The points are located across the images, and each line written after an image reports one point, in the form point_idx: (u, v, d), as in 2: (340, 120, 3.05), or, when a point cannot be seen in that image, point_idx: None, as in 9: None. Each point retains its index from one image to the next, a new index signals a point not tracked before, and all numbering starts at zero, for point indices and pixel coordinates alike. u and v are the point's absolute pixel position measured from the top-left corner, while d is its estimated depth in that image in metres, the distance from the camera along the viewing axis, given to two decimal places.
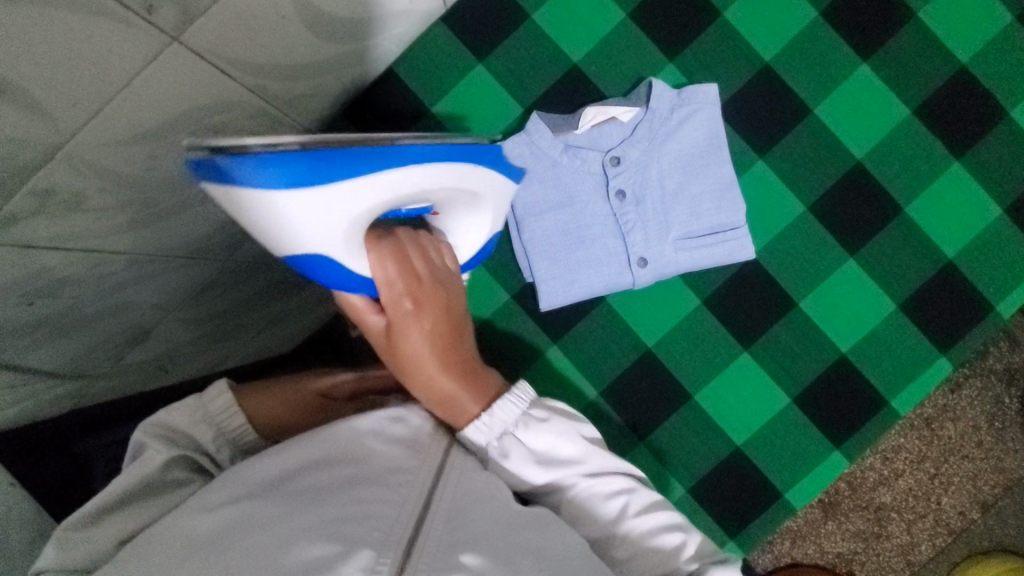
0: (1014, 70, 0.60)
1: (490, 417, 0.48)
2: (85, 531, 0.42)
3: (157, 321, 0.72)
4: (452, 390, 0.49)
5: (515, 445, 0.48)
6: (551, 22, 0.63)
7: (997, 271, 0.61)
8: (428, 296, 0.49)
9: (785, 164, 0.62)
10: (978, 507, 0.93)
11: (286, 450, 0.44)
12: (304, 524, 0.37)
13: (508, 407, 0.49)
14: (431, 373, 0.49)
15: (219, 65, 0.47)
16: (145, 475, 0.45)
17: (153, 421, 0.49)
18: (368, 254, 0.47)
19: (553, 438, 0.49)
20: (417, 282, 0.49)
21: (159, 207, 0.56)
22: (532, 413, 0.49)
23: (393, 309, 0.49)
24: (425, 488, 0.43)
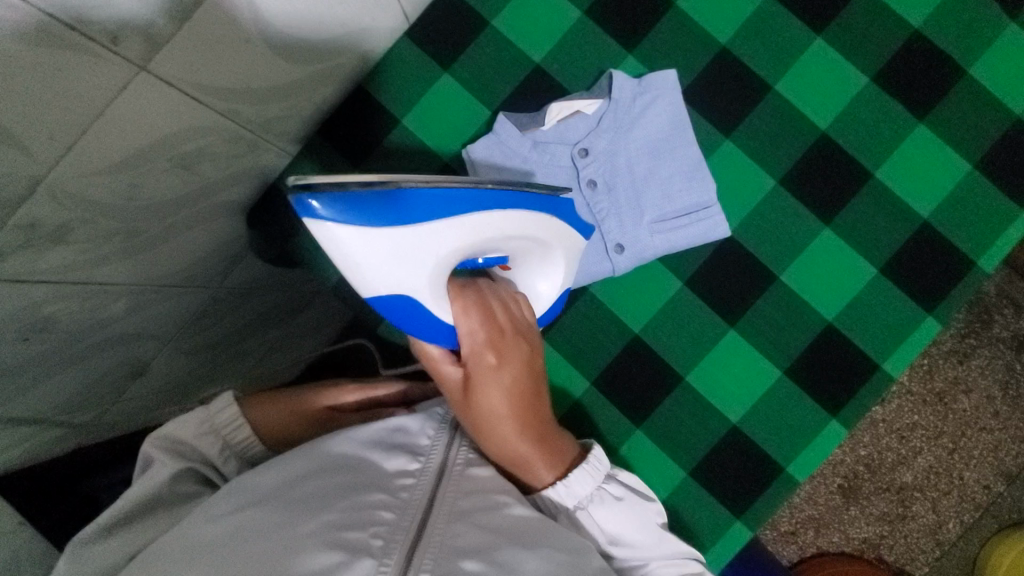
0: (967, 29, 0.61)
1: (566, 489, 0.50)
2: (94, 547, 0.44)
3: (155, 351, 0.73)
4: (530, 451, 0.50)
5: (591, 520, 0.51)
6: (511, 26, 0.65)
7: (974, 227, 0.61)
8: (508, 351, 0.51)
9: (752, 141, 0.63)
10: (1003, 479, 0.92)
11: (288, 460, 0.45)
12: (307, 530, 0.38)
13: (588, 485, 0.51)
14: (508, 433, 0.49)
15: (189, 92, 0.49)
16: (150, 491, 0.47)
17: (162, 435, 0.52)
18: (452, 303, 0.50)
19: (626, 519, 0.51)
20: (499, 336, 0.51)
21: (145, 235, 0.57)
22: (607, 489, 0.52)
23: (474, 363, 0.50)
24: (426, 493, 0.44)
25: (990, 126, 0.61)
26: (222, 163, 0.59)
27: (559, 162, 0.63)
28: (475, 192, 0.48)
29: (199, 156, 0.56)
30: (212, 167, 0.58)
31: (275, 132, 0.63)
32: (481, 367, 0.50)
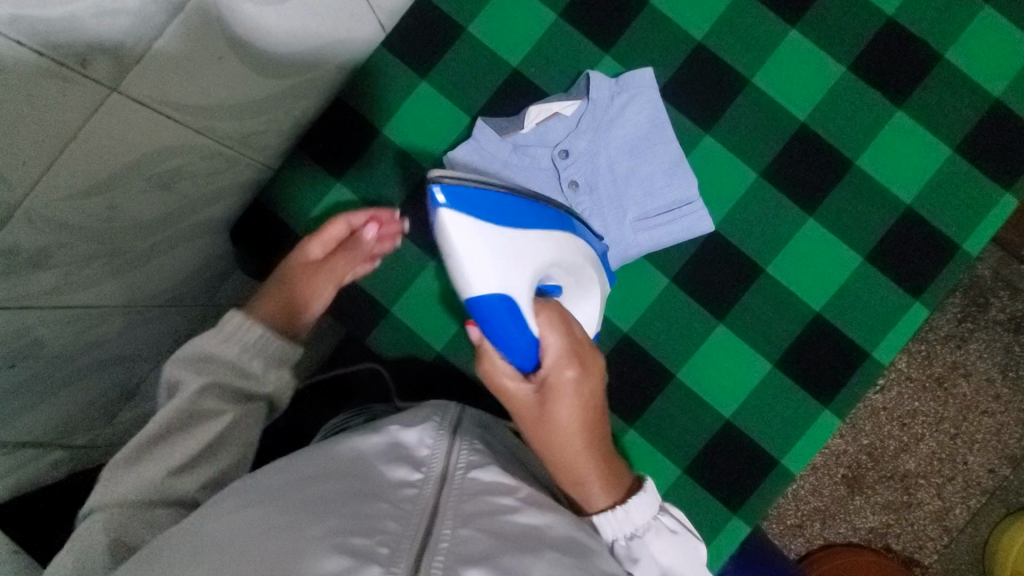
0: (941, 13, 0.61)
1: (623, 514, 0.50)
2: (129, 469, 0.46)
3: (144, 373, 0.72)
4: (591, 473, 0.51)
5: (645, 551, 0.49)
6: (487, 32, 0.66)
7: (958, 211, 0.61)
8: (586, 369, 0.52)
9: (732, 135, 0.63)
10: (1008, 462, 0.91)
11: (291, 468, 0.43)
12: (315, 533, 0.35)
13: (645, 514, 0.50)
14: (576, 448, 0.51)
15: (163, 112, 0.49)
16: (180, 408, 0.48)
17: (184, 351, 0.51)
18: (537, 314, 0.50)
19: (680, 557, 0.49)
20: (579, 350, 0.52)
21: (127, 255, 0.57)
22: (663, 522, 0.51)
23: (554, 375, 0.51)
24: (431, 501, 0.42)
25: (968, 109, 0.61)
26: (201, 180, 0.59)
27: (540, 165, 0.63)
28: (556, 215, 0.53)
29: (177, 174, 0.56)
30: (191, 185, 0.58)
31: (255, 147, 0.64)
32: (563, 380, 0.51)
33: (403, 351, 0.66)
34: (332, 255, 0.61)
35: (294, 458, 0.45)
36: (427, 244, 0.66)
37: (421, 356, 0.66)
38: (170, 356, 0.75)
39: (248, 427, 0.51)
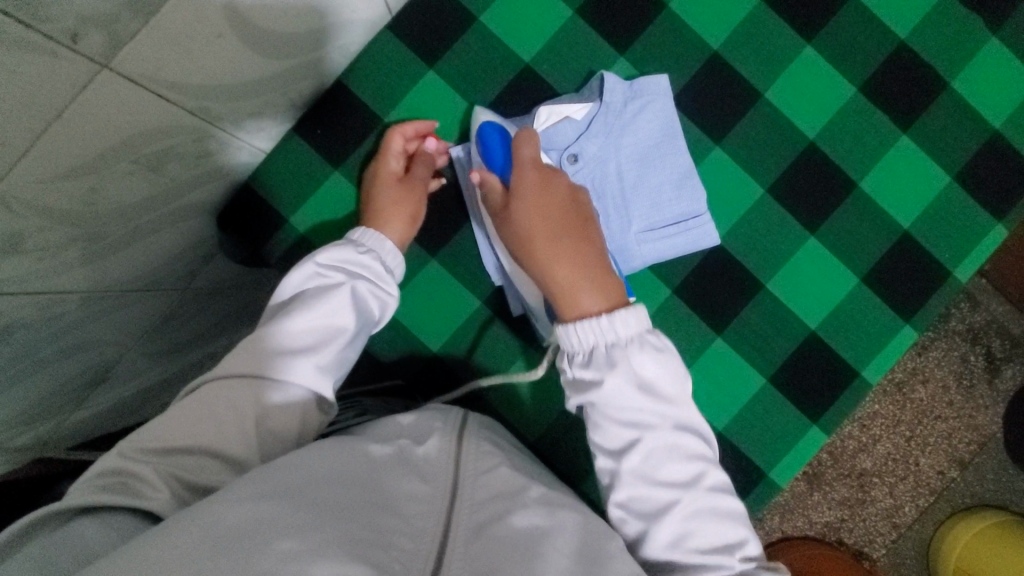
0: (951, 41, 0.62)
1: (605, 322, 0.49)
2: (270, 342, 0.49)
3: (117, 361, 0.68)
4: (580, 278, 0.52)
5: (624, 360, 0.48)
6: (499, 23, 0.63)
7: (951, 238, 0.62)
8: (552, 173, 0.56)
9: (742, 148, 0.62)
10: (956, 465, 0.96)
11: (301, 463, 0.40)
12: (337, 536, 0.33)
13: (631, 328, 0.49)
14: (544, 238, 0.53)
15: (154, 90, 0.45)
16: (333, 291, 0.52)
17: (325, 255, 0.55)
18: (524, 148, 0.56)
19: (662, 372, 0.48)
20: (545, 165, 0.56)
21: (107, 240, 0.53)
22: (649, 338, 0.49)
23: (522, 181, 0.55)
24: (444, 512, 0.40)
25: (969, 138, 0.62)
26: (189, 163, 0.56)
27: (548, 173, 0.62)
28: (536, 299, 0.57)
29: (165, 156, 0.52)
30: (179, 167, 0.55)
31: (249, 128, 0.60)
32: (528, 179, 0.55)
33: (397, 350, 0.64)
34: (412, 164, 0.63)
35: (305, 450, 0.42)
36: (427, 241, 0.64)
37: (415, 356, 0.64)
38: (144, 343, 0.71)
39: (358, 342, 0.54)
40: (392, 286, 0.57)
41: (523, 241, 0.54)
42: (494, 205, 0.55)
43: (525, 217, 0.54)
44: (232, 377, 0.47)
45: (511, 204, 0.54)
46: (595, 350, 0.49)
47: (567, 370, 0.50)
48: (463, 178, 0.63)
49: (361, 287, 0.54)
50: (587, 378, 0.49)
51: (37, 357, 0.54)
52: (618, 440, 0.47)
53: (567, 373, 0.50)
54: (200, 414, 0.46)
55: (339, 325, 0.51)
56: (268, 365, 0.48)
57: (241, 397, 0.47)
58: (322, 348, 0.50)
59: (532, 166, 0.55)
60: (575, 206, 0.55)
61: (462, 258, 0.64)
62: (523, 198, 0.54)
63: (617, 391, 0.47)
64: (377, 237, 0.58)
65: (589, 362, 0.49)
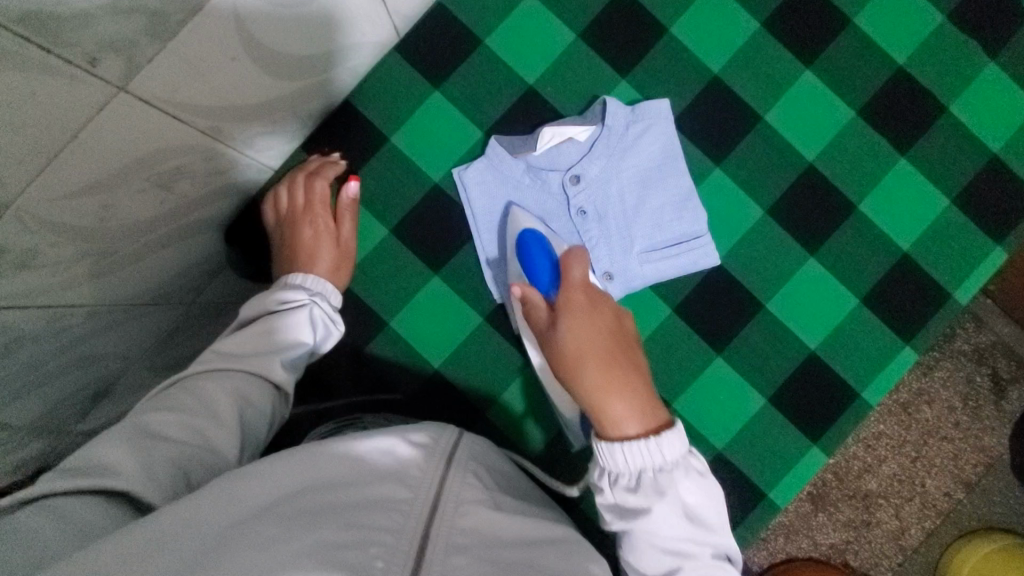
0: (948, 67, 0.63)
1: (653, 446, 0.44)
2: (235, 346, 0.53)
3: (122, 374, 0.69)
4: (628, 409, 0.47)
5: (670, 487, 0.44)
6: (504, 46, 0.65)
7: (951, 260, 0.63)
8: (602, 306, 0.53)
9: (742, 170, 0.63)
10: (963, 487, 0.95)
11: (276, 472, 0.39)
12: (303, 549, 0.33)
13: (668, 409, 0.45)
14: (587, 357, 0.49)
15: (169, 112, 0.47)
16: (289, 311, 0.55)
17: (297, 278, 0.59)
18: (573, 272, 0.54)
19: (703, 495, 0.44)
20: (594, 294, 0.54)
21: (117, 256, 0.54)
22: (693, 464, 0.45)
23: (568, 308, 0.52)
24: (423, 513, 0.38)
25: (967, 161, 0.63)
26: (199, 181, 0.57)
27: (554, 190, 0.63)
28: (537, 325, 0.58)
29: (177, 174, 0.53)
30: (190, 185, 0.56)
31: (258, 147, 0.61)
32: (575, 306, 0.52)
33: (400, 365, 0.65)
34: (312, 205, 0.63)
35: (275, 459, 0.40)
36: (430, 258, 0.65)
37: (418, 372, 0.65)
38: (150, 356, 0.72)
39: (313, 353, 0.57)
40: (335, 325, 0.58)
41: (573, 366, 0.50)
42: (539, 323, 0.54)
43: (577, 341, 0.50)
44: (211, 370, 0.51)
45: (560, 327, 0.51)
46: (640, 471, 0.45)
47: (602, 483, 0.46)
48: (465, 197, 0.64)
49: (302, 315, 0.55)
50: (619, 456, 0.45)
51: (48, 369, 0.55)
52: (656, 565, 0.43)
53: (604, 494, 0.46)
54: (186, 399, 0.48)
55: (276, 347, 0.53)
56: (234, 365, 0.51)
57: (220, 386, 0.49)
58: (260, 367, 0.52)
59: (581, 289, 0.54)
60: (622, 334, 0.52)
61: (465, 275, 0.65)
62: (576, 311, 0.52)
63: (659, 516, 0.43)
64: (317, 280, 0.59)
65: (633, 484, 0.45)
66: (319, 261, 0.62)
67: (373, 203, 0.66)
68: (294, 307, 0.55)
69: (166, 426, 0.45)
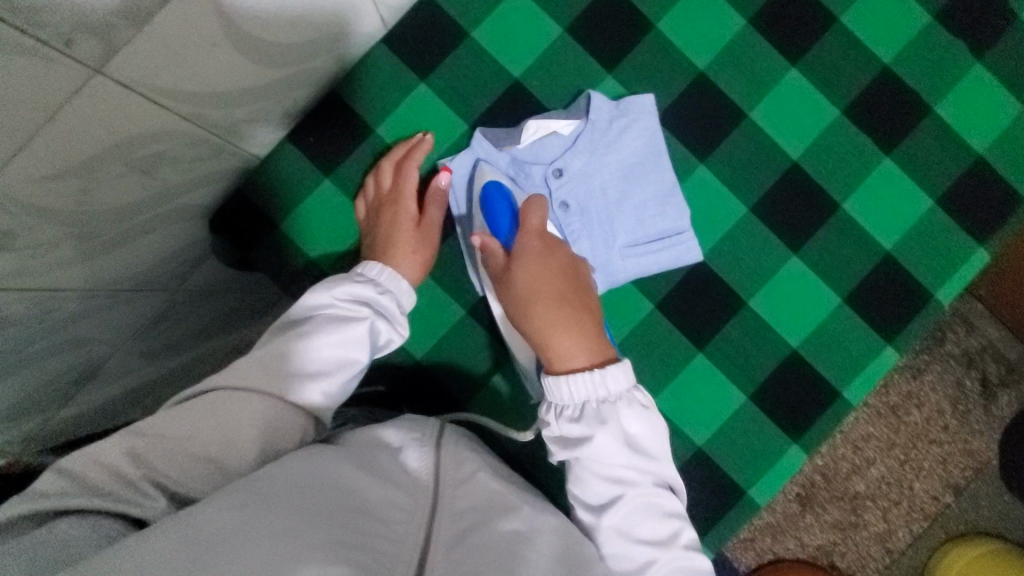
0: (934, 67, 0.63)
1: (598, 379, 0.50)
2: (290, 355, 0.51)
3: (106, 360, 0.69)
4: (577, 345, 0.53)
5: (613, 416, 0.49)
6: (491, 39, 0.65)
7: (934, 260, 0.63)
8: (555, 249, 0.58)
9: (726, 167, 0.63)
10: (950, 491, 0.95)
11: (278, 473, 0.41)
12: (318, 543, 0.34)
13: (622, 383, 0.50)
14: (540, 314, 0.54)
15: (148, 96, 0.46)
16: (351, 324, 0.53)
17: (335, 284, 0.55)
18: (531, 219, 0.58)
19: (646, 428, 0.50)
20: (549, 240, 0.58)
21: (98, 240, 0.54)
22: (635, 397, 0.51)
23: (522, 245, 0.57)
24: (423, 514, 0.42)
25: (952, 162, 0.63)
26: (182, 167, 0.57)
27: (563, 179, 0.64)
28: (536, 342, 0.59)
29: (159, 160, 0.53)
30: (172, 171, 0.56)
31: (243, 135, 0.61)
32: (528, 254, 0.56)
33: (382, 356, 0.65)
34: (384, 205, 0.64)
35: (282, 463, 0.42)
36: None
37: (400, 364, 0.65)
38: (134, 343, 0.72)
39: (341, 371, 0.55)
40: (360, 347, 0.53)
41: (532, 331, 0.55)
42: (494, 265, 0.57)
43: (533, 321, 0.55)
44: (234, 394, 0.48)
45: (512, 265, 0.56)
46: (585, 402, 0.51)
47: (548, 416, 0.52)
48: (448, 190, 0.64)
49: (363, 328, 0.53)
50: (574, 428, 0.50)
51: (28, 351, 0.55)
52: (600, 494, 0.50)
53: (551, 427, 0.52)
54: (205, 423, 0.47)
55: (330, 364, 0.52)
56: (273, 384, 0.49)
57: (242, 412, 0.47)
58: (294, 393, 0.50)
59: (537, 234, 0.58)
60: (576, 278, 0.57)
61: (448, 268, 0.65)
62: (520, 274, 0.56)
63: (602, 443, 0.49)
64: (393, 277, 0.59)
65: (577, 415, 0.51)
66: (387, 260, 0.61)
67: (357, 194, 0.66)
68: (356, 318, 0.54)
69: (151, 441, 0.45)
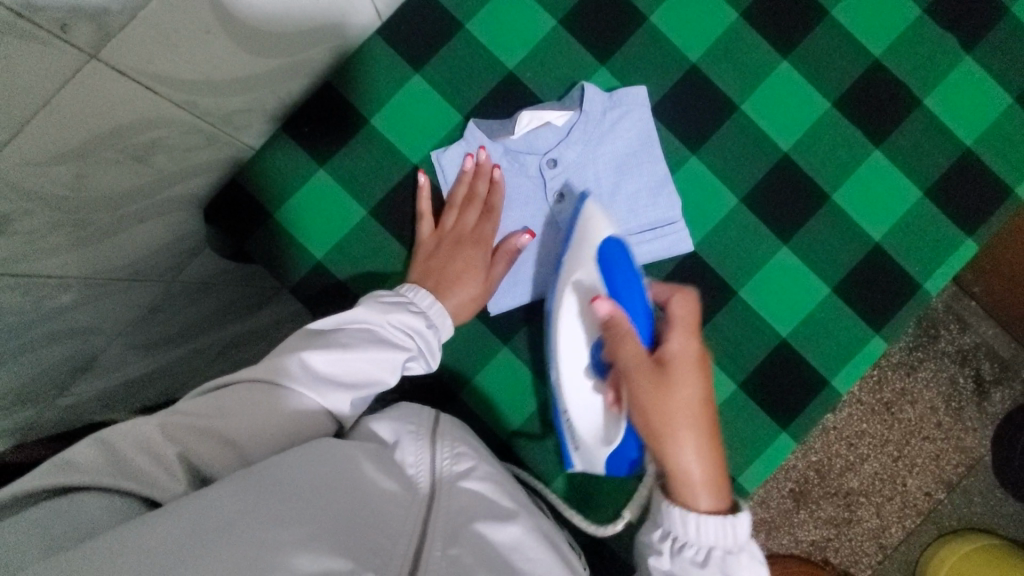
0: (923, 61, 0.64)
1: (728, 521, 0.45)
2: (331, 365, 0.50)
3: (100, 350, 0.69)
4: (707, 468, 0.47)
5: (734, 570, 0.44)
6: (485, 31, 0.65)
7: (923, 252, 0.63)
8: (703, 366, 0.50)
9: (717, 158, 0.64)
10: (944, 487, 0.96)
11: (276, 464, 0.41)
12: (320, 531, 0.35)
13: (747, 535, 0.45)
14: (684, 445, 0.47)
15: (141, 82, 0.47)
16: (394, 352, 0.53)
17: (387, 303, 0.56)
18: (676, 318, 0.52)
19: (755, 575, 0.45)
20: (702, 352, 0.51)
21: (93, 229, 0.54)
22: (750, 546, 0.45)
23: (676, 355, 0.50)
24: (422, 511, 0.42)
25: (940, 155, 0.64)
26: (176, 156, 0.57)
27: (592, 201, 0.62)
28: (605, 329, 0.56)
29: (153, 147, 0.53)
30: (166, 159, 0.56)
31: (237, 125, 0.62)
32: (684, 366, 0.49)
33: None
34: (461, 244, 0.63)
35: (283, 455, 0.42)
36: (409, 240, 0.66)
37: None
38: (129, 334, 0.72)
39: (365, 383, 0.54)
40: (392, 373, 0.53)
41: (654, 439, 0.48)
42: (628, 359, 0.50)
43: (660, 434, 0.47)
44: (260, 385, 0.48)
45: (665, 364, 0.49)
46: (710, 547, 0.45)
47: (663, 546, 0.46)
48: (443, 178, 0.66)
49: (401, 358, 0.54)
50: (693, 572, 0.44)
51: (23, 338, 0.55)
52: None
53: (660, 556, 0.46)
54: (223, 411, 0.46)
55: (359, 383, 0.52)
56: (308, 387, 0.49)
57: (264, 404, 0.47)
58: (324, 398, 0.50)
59: (685, 346, 0.51)
60: (715, 415, 0.50)
61: None
62: (675, 381, 0.49)
63: None
64: (441, 313, 0.59)
65: (699, 558, 0.44)
66: (458, 292, 0.61)
67: (352, 184, 0.66)
68: (401, 347, 0.54)
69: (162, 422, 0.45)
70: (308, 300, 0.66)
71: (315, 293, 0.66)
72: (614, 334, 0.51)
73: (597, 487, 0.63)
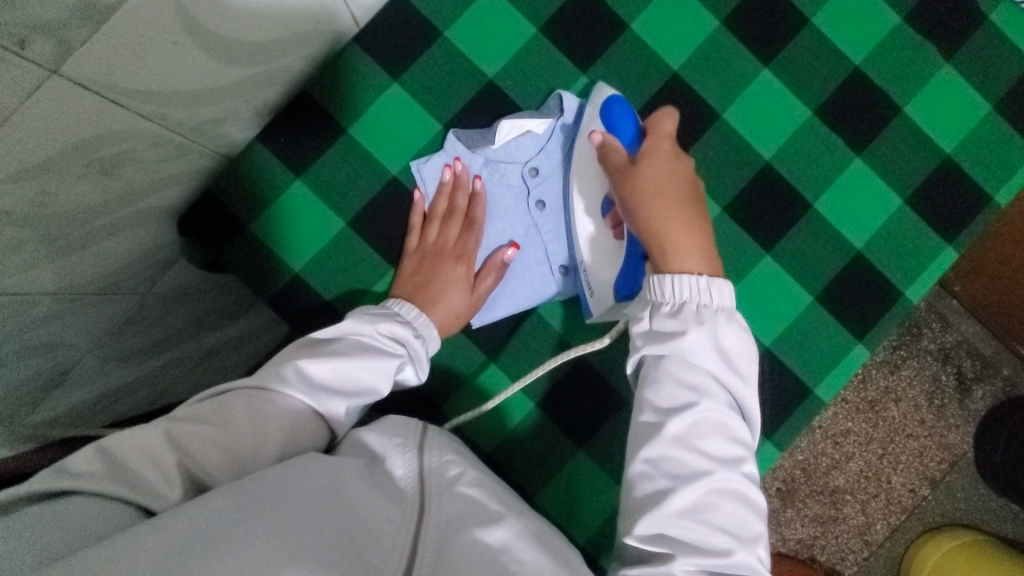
0: (904, 68, 0.64)
1: (703, 285, 0.51)
2: (318, 379, 0.50)
3: (74, 365, 0.67)
4: (700, 259, 0.53)
5: (710, 321, 0.50)
6: (464, 38, 0.64)
7: (904, 258, 0.63)
8: (681, 159, 0.57)
9: (699, 167, 0.64)
10: (927, 483, 0.97)
11: (258, 481, 0.39)
12: (309, 544, 0.34)
13: (726, 299, 0.51)
14: (672, 211, 0.54)
15: (108, 96, 0.45)
16: (384, 363, 0.52)
17: (377, 316, 0.56)
18: (663, 133, 0.58)
19: (738, 343, 0.50)
20: (676, 151, 0.58)
21: (63, 244, 0.52)
22: (733, 315, 0.51)
23: (654, 149, 0.57)
24: (411, 528, 0.40)
25: (921, 162, 0.64)
26: (146, 168, 0.55)
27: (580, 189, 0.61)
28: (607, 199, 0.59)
29: (122, 159, 0.51)
30: (137, 171, 0.54)
31: (211, 135, 0.60)
32: (660, 150, 0.57)
33: None
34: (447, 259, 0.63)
35: (268, 473, 0.40)
36: (389, 252, 0.66)
37: None
38: (104, 346, 0.70)
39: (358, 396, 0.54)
40: (385, 381, 0.52)
41: (644, 215, 0.55)
42: (616, 163, 0.58)
43: (648, 211, 0.54)
44: (260, 390, 0.49)
45: (638, 164, 0.57)
46: (684, 303, 0.51)
47: (644, 313, 0.52)
48: (422, 190, 0.65)
49: (394, 367, 0.53)
50: (668, 323, 0.50)
51: None
52: (673, 397, 0.48)
53: (643, 322, 0.51)
54: (221, 417, 0.46)
55: (352, 393, 0.51)
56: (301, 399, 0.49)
57: (263, 411, 0.47)
58: (321, 405, 0.50)
59: (666, 139, 0.58)
60: (695, 185, 0.57)
61: None
62: (648, 174, 0.56)
63: (694, 341, 0.49)
64: (427, 324, 0.58)
65: (674, 312, 0.51)
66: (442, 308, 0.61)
67: (330, 194, 0.65)
68: (392, 354, 0.53)
69: (166, 427, 0.45)
70: (286, 310, 0.65)
71: (293, 305, 0.65)
72: (604, 154, 0.58)
73: (581, 499, 0.62)
